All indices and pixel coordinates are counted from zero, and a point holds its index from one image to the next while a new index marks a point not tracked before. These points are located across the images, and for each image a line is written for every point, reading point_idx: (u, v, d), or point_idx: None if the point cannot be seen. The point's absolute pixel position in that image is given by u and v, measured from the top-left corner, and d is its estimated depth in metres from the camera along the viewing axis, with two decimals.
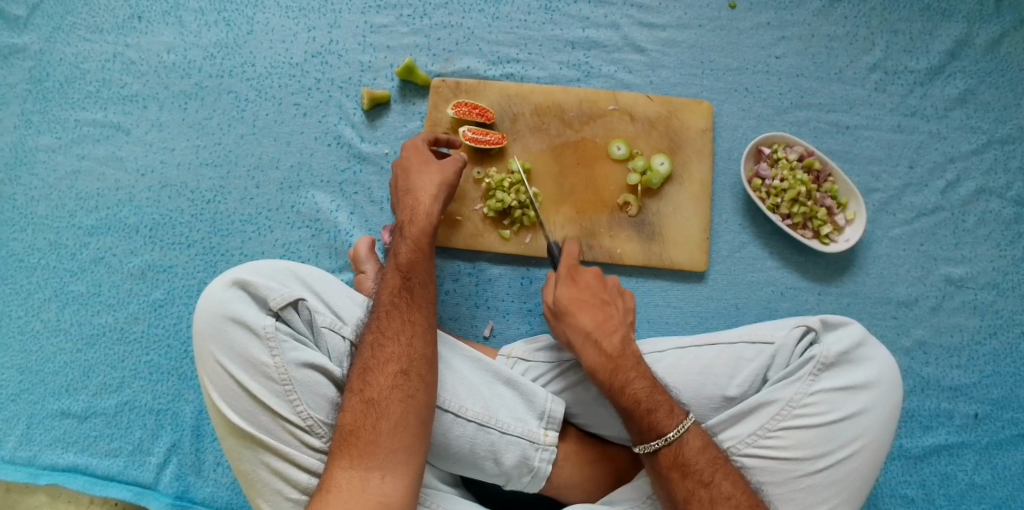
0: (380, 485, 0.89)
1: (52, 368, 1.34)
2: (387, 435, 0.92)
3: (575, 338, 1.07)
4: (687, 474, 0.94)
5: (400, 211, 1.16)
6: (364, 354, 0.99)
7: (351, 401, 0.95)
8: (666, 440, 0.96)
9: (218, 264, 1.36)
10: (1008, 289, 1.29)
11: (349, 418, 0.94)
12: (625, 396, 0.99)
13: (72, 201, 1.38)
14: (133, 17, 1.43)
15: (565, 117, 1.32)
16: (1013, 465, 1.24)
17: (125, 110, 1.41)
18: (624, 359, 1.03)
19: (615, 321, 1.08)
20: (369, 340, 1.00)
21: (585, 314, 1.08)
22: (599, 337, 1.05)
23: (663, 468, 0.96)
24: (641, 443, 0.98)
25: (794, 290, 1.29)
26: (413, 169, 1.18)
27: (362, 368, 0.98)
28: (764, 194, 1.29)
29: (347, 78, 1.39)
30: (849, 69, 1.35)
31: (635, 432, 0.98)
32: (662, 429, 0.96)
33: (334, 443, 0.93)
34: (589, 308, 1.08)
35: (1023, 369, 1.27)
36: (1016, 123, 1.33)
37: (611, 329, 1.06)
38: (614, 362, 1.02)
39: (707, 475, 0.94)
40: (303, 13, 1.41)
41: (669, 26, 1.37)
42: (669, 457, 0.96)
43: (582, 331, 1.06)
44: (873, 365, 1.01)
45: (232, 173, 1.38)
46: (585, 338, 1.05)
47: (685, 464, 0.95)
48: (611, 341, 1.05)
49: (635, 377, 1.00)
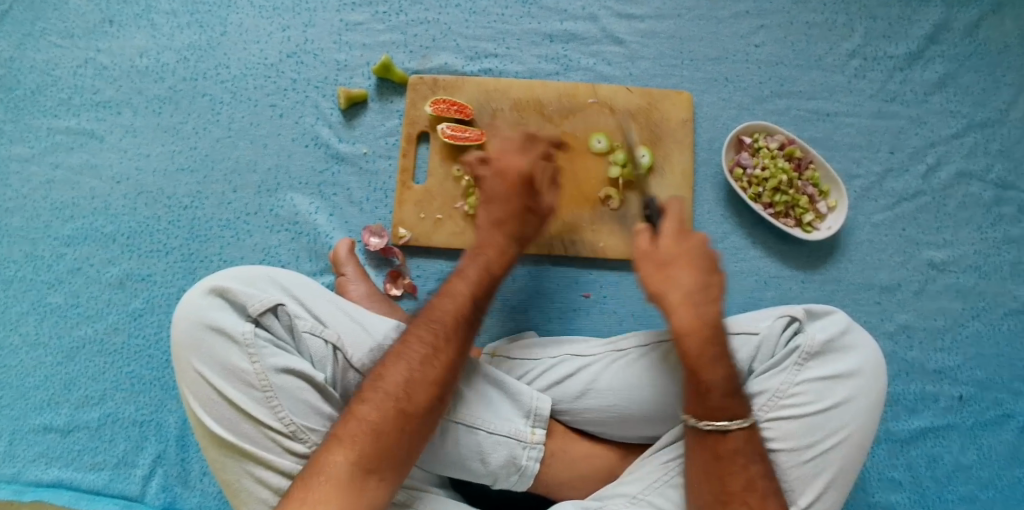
0: (375, 489, 0.87)
1: (33, 382, 1.31)
2: (403, 449, 0.90)
3: (671, 294, 0.97)
4: (748, 463, 0.91)
5: (482, 234, 1.14)
6: (415, 365, 0.94)
7: (385, 402, 0.90)
8: (741, 424, 0.92)
9: (197, 271, 1.33)
10: (991, 272, 1.29)
11: (376, 417, 0.89)
12: (708, 375, 0.93)
13: (48, 210, 1.36)
14: (104, 21, 1.41)
15: (545, 112, 1.31)
16: (998, 445, 1.24)
17: (98, 117, 1.38)
18: (721, 334, 0.95)
19: (717, 288, 0.98)
20: (422, 354, 0.95)
21: (687, 271, 0.97)
22: (699, 301, 0.96)
23: (726, 453, 0.92)
24: (706, 420, 0.92)
25: (777, 279, 1.28)
26: (498, 203, 1.16)
27: (406, 377, 0.92)
28: (746, 183, 1.28)
29: (323, 78, 1.37)
30: (829, 56, 1.34)
31: (704, 411, 0.93)
32: (738, 413, 0.92)
33: (350, 434, 0.88)
34: (694, 266, 0.98)
35: (1006, 350, 1.27)
36: (995, 106, 1.33)
37: (713, 297, 0.97)
38: (710, 335, 0.95)
39: (762, 466, 0.92)
40: (277, 12, 1.39)
41: (648, 17, 1.36)
42: (736, 442, 0.92)
43: (682, 288, 0.96)
44: (857, 354, 1.00)
45: (208, 178, 1.35)
46: (684, 295, 0.96)
47: (749, 451, 0.92)
48: (708, 309, 0.96)
49: (723, 357, 0.94)
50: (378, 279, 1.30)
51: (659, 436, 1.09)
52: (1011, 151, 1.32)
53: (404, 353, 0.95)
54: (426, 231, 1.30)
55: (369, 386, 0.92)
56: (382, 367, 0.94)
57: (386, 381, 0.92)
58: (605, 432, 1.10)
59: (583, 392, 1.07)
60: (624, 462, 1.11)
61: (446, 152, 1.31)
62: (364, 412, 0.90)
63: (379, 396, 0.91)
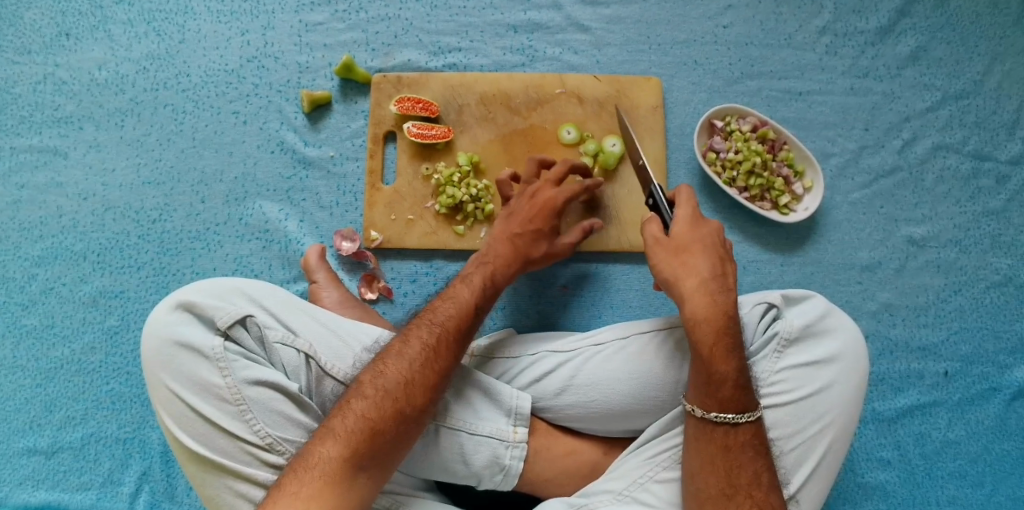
0: (363, 487, 0.84)
1: (13, 405, 1.28)
2: (395, 451, 0.87)
3: (687, 280, 0.95)
4: (757, 456, 0.90)
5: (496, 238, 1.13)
6: (416, 366, 0.91)
7: (383, 401, 0.87)
8: (750, 418, 0.90)
9: (170, 285, 1.31)
10: (971, 245, 1.28)
11: (374, 415, 0.86)
12: (721, 366, 0.90)
13: (16, 232, 1.32)
14: (61, 35, 1.37)
15: (512, 104, 1.29)
16: (985, 419, 1.23)
17: (60, 133, 1.35)
18: (734, 325, 0.93)
19: (731, 279, 0.97)
20: (424, 356, 0.93)
21: (703, 259, 0.96)
22: (715, 290, 0.94)
23: (735, 445, 0.90)
24: (719, 412, 0.90)
25: (756, 263, 1.27)
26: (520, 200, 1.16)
27: (406, 378, 0.90)
28: (720, 168, 1.26)
29: (286, 82, 1.34)
30: (799, 34, 1.32)
31: (715, 402, 0.90)
32: (749, 404, 0.90)
33: (347, 430, 0.85)
34: (709, 255, 0.97)
35: (990, 323, 1.26)
36: (969, 77, 1.31)
37: (728, 287, 0.95)
38: (725, 325, 0.92)
39: (767, 459, 0.90)
40: (235, 16, 1.36)
41: (612, 2, 1.33)
42: (744, 435, 0.90)
43: (698, 275, 0.95)
44: (837, 338, 0.99)
45: (176, 190, 1.33)
46: (700, 282, 0.94)
47: (757, 444, 0.90)
48: (725, 299, 0.94)
49: (738, 348, 0.92)
50: (352, 283, 1.28)
51: (643, 428, 1.06)
52: (987, 122, 1.30)
53: (405, 353, 0.92)
54: (397, 232, 1.28)
55: (368, 382, 0.90)
56: (382, 365, 0.91)
57: (385, 379, 0.90)
58: (588, 428, 1.07)
59: (563, 389, 1.04)
60: (608, 457, 1.09)
61: (414, 152, 1.29)
62: (362, 409, 0.87)
63: (378, 394, 0.88)
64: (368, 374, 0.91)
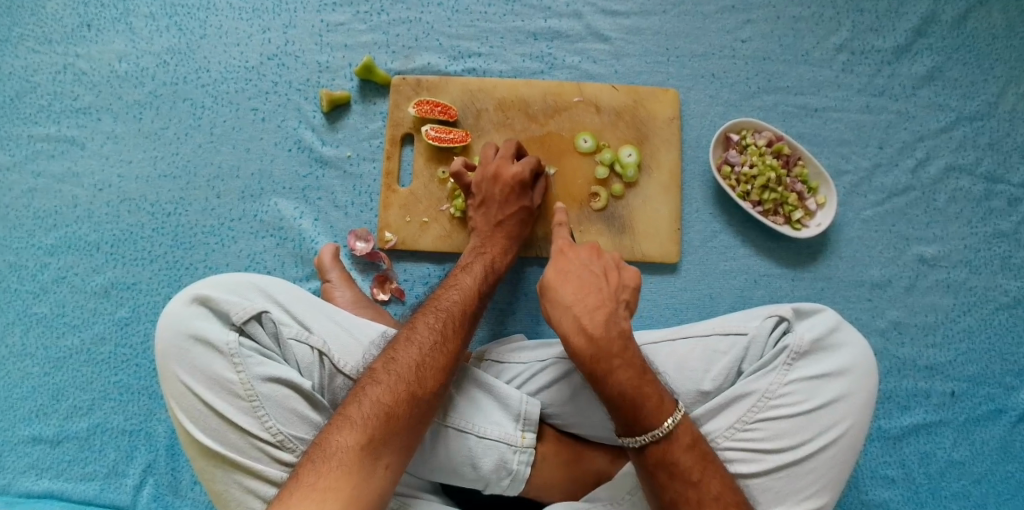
0: (382, 475, 0.84)
1: (20, 393, 1.29)
2: (410, 436, 0.88)
3: (554, 313, 0.97)
4: (674, 476, 0.89)
5: (486, 229, 1.17)
6: (426, 349, 0.94)
7: (397, 385, 0.89)
8: (654, 437, 0.90)
9: (182, 279, 1.31)
10: (981, 266, 1.29)
11: (388, 399, 0.88)
12: (609, 389, 0.91)
13: (30, 220, 1.33)
14: (81, 26, 1.37)
15: (530, 111, 1.30)
16: (990, 439, 1.24)
17: (78, 124, 1.35)
18: (610, 344, 0.93)
19: (602, 296, 0.97)
20: (432, 340, 0.95)
21: (566, 285, 0.97)
22: (580, 315, 0.95)
23: (650, 467, 0.91)
24: (626, 436, 0.92)
25: (767, 277, 1.28)
26: (501, 194, 1.17)
27: (417, 362, 0.92)
28: (734, 181, 1.27)
29: (305, 81, 1.35)
30: (816, 51, 1.33)
31: (620, 425, 0.92)
32: (650, 424, 0.90)
33: (363, 417, 0.86)
34: (575, 279, 0.98)
35: (998, 345, 1.27)
36: (984, 99, 1.32)
37: (595, 307, 0.95)
38: (595, 347, 0.93)
39: (693, 471, 0.89)
40: (257, 14, 1.37)
41: (633, 13, 1.34)
42: (656, 456, 0.90)
43: (561, 305, 0.96)
44: (848, 352, 0.99)
45: (192, 185, 1.33)
46: (564, 313, 0.95)
47: (672, 464, 0.90)
48: (594, 320, 0.94)
49: (620, 367, 0.92)
50: (365, 283, 1.29)
51: None
52: (1000, 144, 1.31)
53: (414, 339, 0.95)
54: (412, 234, 1.29)
55: (381, 369, 0.91)
56: (392, 353, 0.94)
57: (398, 364, 0.92)
58: (596, 435, 1.08)
59: (573, 395, 1.05)
60: (614, 465, 1.09)
61: (430, 155, 1.30)
62: (377, 394, 0.88)
63: (392, 379, 0.90)
64: (380, 362, 0.93)
